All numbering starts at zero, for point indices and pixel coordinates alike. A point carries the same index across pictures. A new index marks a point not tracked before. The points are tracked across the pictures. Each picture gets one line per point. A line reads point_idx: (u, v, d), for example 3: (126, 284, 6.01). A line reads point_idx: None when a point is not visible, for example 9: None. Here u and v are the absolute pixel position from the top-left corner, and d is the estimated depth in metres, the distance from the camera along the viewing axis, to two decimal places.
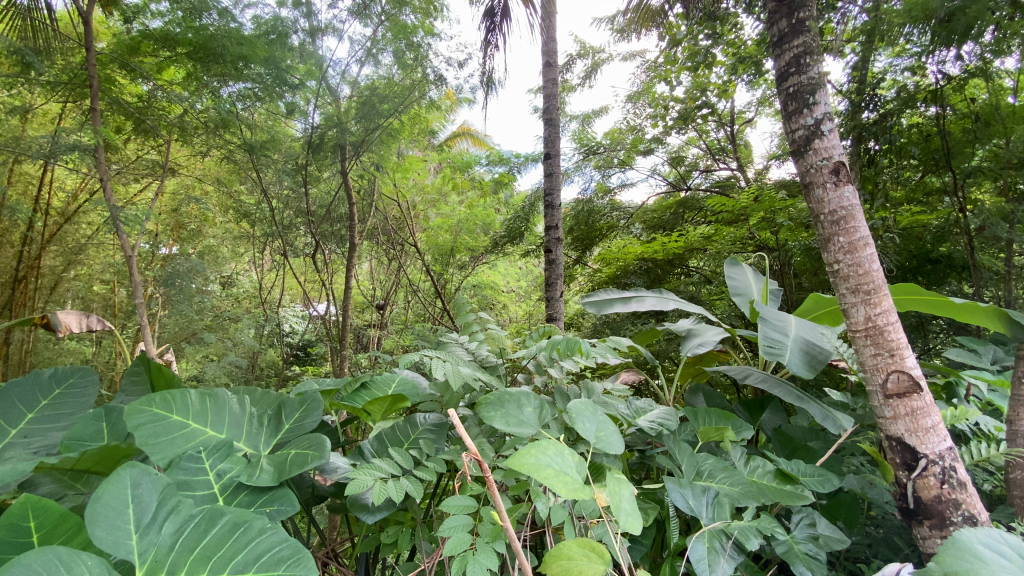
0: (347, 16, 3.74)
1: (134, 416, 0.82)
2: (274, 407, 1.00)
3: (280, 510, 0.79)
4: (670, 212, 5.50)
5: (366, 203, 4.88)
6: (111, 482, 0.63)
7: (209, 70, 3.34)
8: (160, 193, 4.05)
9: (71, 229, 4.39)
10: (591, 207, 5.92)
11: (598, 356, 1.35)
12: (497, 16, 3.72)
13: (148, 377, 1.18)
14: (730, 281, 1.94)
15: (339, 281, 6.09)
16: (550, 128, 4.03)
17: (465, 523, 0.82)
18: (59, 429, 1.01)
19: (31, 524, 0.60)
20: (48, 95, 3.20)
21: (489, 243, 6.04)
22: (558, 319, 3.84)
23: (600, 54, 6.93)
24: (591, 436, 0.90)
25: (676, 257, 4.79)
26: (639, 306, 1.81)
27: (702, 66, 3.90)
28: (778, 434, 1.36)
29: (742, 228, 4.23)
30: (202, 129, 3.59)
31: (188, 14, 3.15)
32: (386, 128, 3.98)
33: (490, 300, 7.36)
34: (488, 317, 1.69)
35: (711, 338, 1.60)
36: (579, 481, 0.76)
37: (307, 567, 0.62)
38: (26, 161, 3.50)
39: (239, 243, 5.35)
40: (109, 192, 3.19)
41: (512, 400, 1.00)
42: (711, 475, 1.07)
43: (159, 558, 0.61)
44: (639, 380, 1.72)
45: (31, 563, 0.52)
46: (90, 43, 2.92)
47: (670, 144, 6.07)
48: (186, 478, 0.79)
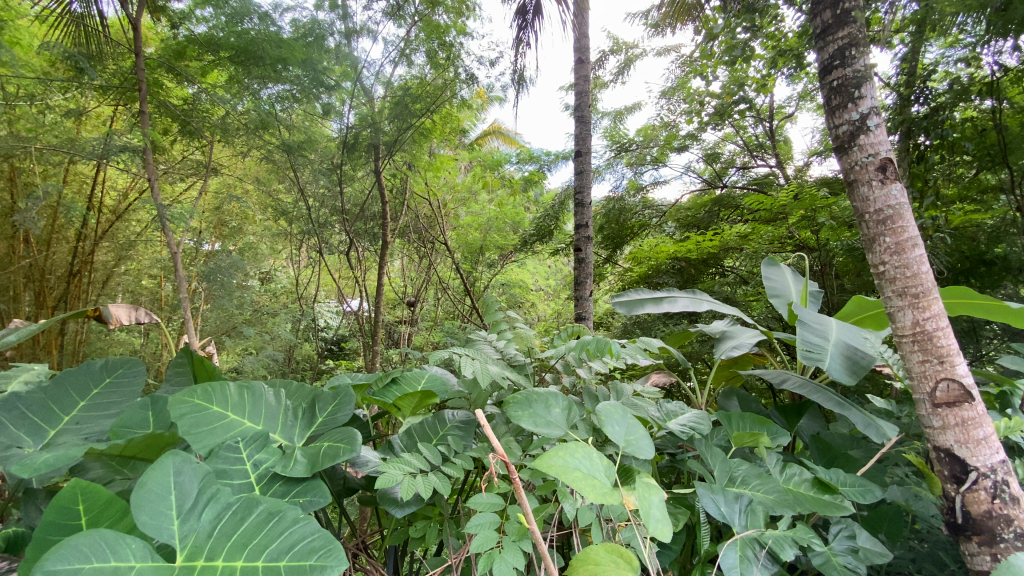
0: (382, 17, 3.81)
1: (177, 406, 0.86)
2: (309, 400, 1.02)
3: (312, 501, 0.81)
4: (705, 210, 5.38)
5: (398, 202, 4.96)
6: (154, 469, 0.66)
7: (250, 72, 3.49)
8: (204, 192, 4.23)
9: (122, 226, 4.62)
10: (623, 206, 5.87)
11: (628, 357, 1.33)
12: (529, 14, 3.72)
13: (191, 368, 1.22)
14: (767, 281, 1.87)
15: (372, 278, 6.22)
16: (582, 126, 4.00)
17: (492, 521, 0.81)
18: (109, 417, 1.08)
19: (80, 507, 0.64)
20: (101, 99, 3.38)
21: (518, 241, 6.10)
22: (587, 318, 3.82)
23: (634, 50, 6.83)
24: (620, 439, 0.88)
25: (710, 257, 4.68)
26: (672, 306, 1.76)
27: (740, 59, 3.79)
28: (817, 441, 1.31)
29: (781, 228, 4.11)
30: (243, 130, 3.73)
31: (231, 18, 3.33)
32: (418, 128, 4.04)
33: (519, 298, 7.36)
34: (516, 316, 1.69)
35: (746, 340, 1.55)
36: (607, 484, 0.75)
37: (339, 557, 0.62)
38: (82, 161, 3.71)
39: (277, 241, 5.52)
40: (156, 191, 3.33)
41: (541, 400, 1.00)
42: (744, 482, 1.04)
43: (198, 543, 0.63)
44: (670, 382, 1.68)
45: (81, 545, 0.55)
46: (140, 48, 3.06)
47: (706, 140, 5.94)
48: (225, 467, 0.81)
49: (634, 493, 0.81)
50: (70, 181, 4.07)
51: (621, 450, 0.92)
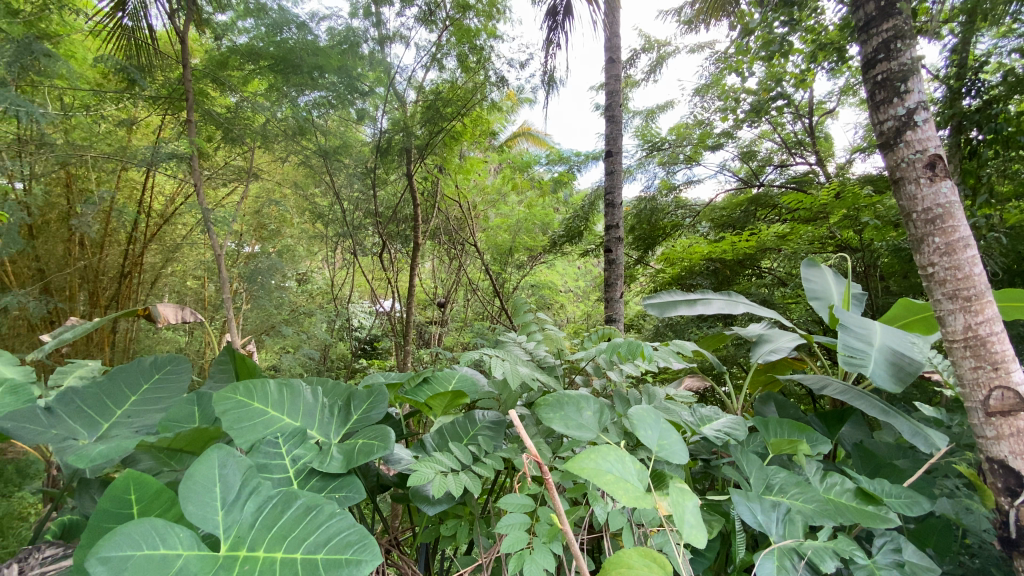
0: (414, 23, 3.90)
1: (221, 402, 0.90)
2: (345, 398, 1.05)
3: (347, 497, 0.84)
4: (741, 209, 5.24)
5: (429, 204, 5.03)
6: (201, 461, 0.68)
7: (289, 80, 3.63)
8: (245, 196, 4.41)
9: (170, 229, 4.82)
10: (655, 206, 5.78)
11: (661, 360, 1.31)
12: (560, 15, 3.70)
13: (233, 366, 1.27)
14: (807, 283, 1.81)
15: (403, 280, 6.32)
16: (613, 126, 3.95)
17: (522, 522, 0.82)
18: (159, 412, 1.14)
19: (132, 497, 0.67)
20: (151, 108, 3.56)
21: (547, 243, 6.13)
22: (617, 320, 3.78)
23: (666, 47, 6.72)
24: (653, 444, 0.87)
25: (746, 258, 4.56)
26: (705, 309, 1.72)
27: (778, 55, 3.67)
28: (859, 449, 1.26)
29: (822, 227, 3.97)
30: (282, 136, 3.84)
31: (271, 29, 3.48)
32: (449, 131, 4.08)
33: (548, 299, 7.36)
34: (546, 317, 1.69)
35: (784, 344, 1.50)
36: (641, 489, 0.74)
37: (373, 552, 0.64)
38: (134, 167, 3.91)
39: (313, 244, 5.66)
40: (201, 196, 3.47)
41: (572, 403, 0.99)
42: (782, 490, 1.01)
43: (241, 533, 0.66)
44: (703, 386, 1.65)
45: (134, 532, 0.58)
46: (186, 60, 3.18)
47: (742, 138, 5.79)
48: (266, 462, 0.84)
49: (668, 498, 0.80)
50: (122, 187, 4.30)
51: (655, 455, 0.90)
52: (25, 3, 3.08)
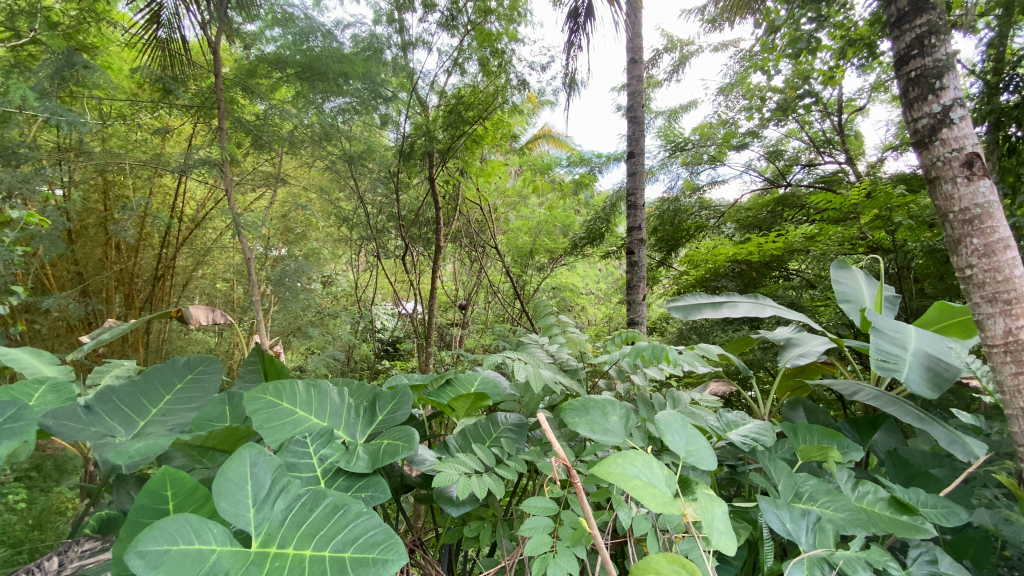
0: (436, 28, 3.94)
1: (251, 402, 0.92)
2: (370, 399, 1.06)
3: (373, 497, 0.85)
4: (767, 210, 5.14)
5: (451, 208, 5.09)
6: (233, 459, 0.70)
7: (316, 87, 3.74)
8: (273, 201, 4.52)
9: (200, 233, 4.93)
10: (678, 207, 5.71)
11: (686, 364, 1.29)
12: (581, 16, 3.69)
13: (262, 367, 1.30)
14: (837, 286, 1.76)
15: (425, 282, 6.39)
16: (635, 126, 3.92)
17: (546, 526, 0.81)
18: (191, 411, 1.18)
19: (169, 493, 0.69)
20: (184, 117, 3.68)
21: (568, 245, 6.11)
22: (640, 323, 3.74)
23: (689, 46, 6.64)
24: (680, 449, 0.85)
25: (773, 259, 4.46)
26: (731, 312, 1.69)
27: (805, 52, 3.59)
28: (893, 457, 1.21)
29: (852, 228, 3.86)
30: (308, 142, 3.91)
31: (297, 38, 3.60)
32: (470, 135, 4.11)
33: (570, 302, 7.31)
34: (568, 320, 1.68)
35: (814, 348, 1.47)
36: (668, 494, 0.73)
37: (400, 552, 0.64)
38: (167, 174, 4.06)
39: (337, 247, 5.76)
40: (232, 201, 3.58)
41: (598, 407, 0.97)
42: (812, 498, 0.98)
43: (271, 530, 0.67)
44: (729, 391, 1.61)
45: (171, 528, 0.60)
46: (218, 69, 3.26)
47: (767, 137, 5.67)
48: (294, 461, 0.86)
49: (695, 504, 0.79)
50: (156, 193, 4.47)
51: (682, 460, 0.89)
52: (65, 17, 3.21)
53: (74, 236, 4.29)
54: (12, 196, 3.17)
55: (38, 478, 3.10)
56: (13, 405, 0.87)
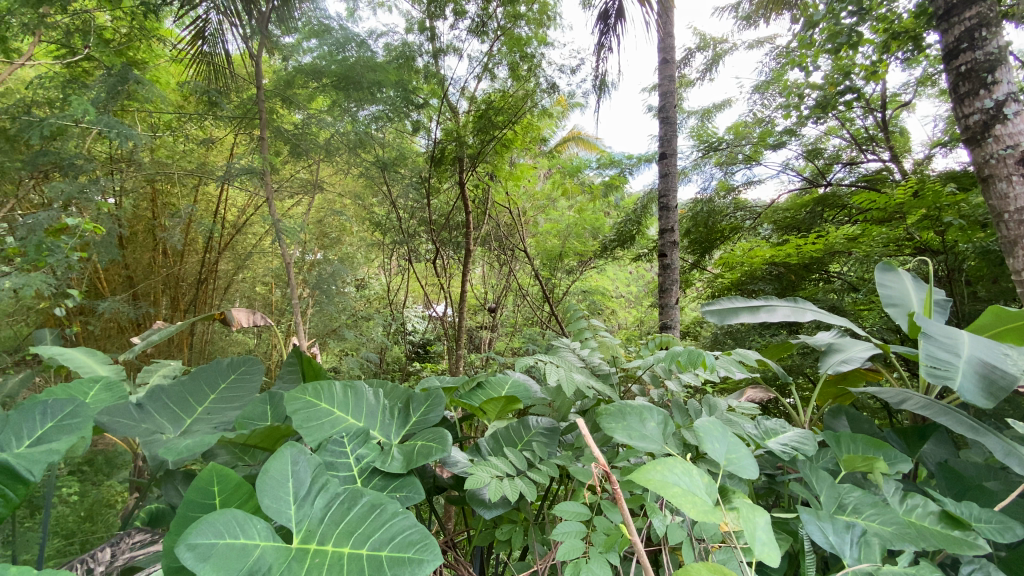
0: (467, 35, 4.07)
1: (292, 402, 0.95)
2: (404, 401, 1.08)
3: (408, 497, 0.86)
4: (806, 210, 4.96)
5: (480, 211, 5.17)
6: (276, 457, 0.73)
7: (350, 96, 3.80)
8: (309, 207, 4.64)
9: (241, 239, 5.09)
10: (712, 208, 5.57)
11: (723, 369, 1.25)
12: (611, 18, 3.67)
13: (300, 368, 1.34)
14: (882, 289, 1.69)
15: (456, 285, 6.44)
16: (667, 127, 3.86)
17: (578, 531, 0.81)
18: (234, 409, 1.22)
19: (215, 489, 0.71)
20: (225, 128, 3.81)
21: (599, 247, 6.00)
22: (673, 327, 3.68)
23: (723, 44, 6.51)
24: (721, 457, 0.83)
25: (813, 261, 4.31)
26: (769, 316, 1.64)
27: (846, 47, 3.46)
28: (944, 469, 1.15)
29: (898, 228, 3.70)
30: (344, 150, 3.87)
31: (333, 49, 3.67)
32: (500, 139, 4.17)
33: (600, 305, 7.23)
34: (600, 324, 1.67)
35: (858, 354, 1.41)
36: (709, 503, 0.71)
37: (435, 552, 0.65)
38: (211, 181, 4.24)
39: (370, 251, 5.87)
40: (273, 207, 3.69)
41: (635, 413, 0.95)
42: (856, 510, 0.94)
43: (311, 528, 0.69)
44: (767, 397, 1.57)
45: (218, 523, 0.62)
46: (259, 81, 3.36)
47: (806, 135, 5.49)
48: (333, 460, 0.88)
49: (735, 514, 0.77)
50: (200, 200, 4.67)
51: (722, 468, 0.87)
52: (117, 34, 3.37)
53: (126, 242, 4.52)
54: (69, 205, 3.36)
55: (90, 471, 3.25)
56: (70, 402, 0.94)
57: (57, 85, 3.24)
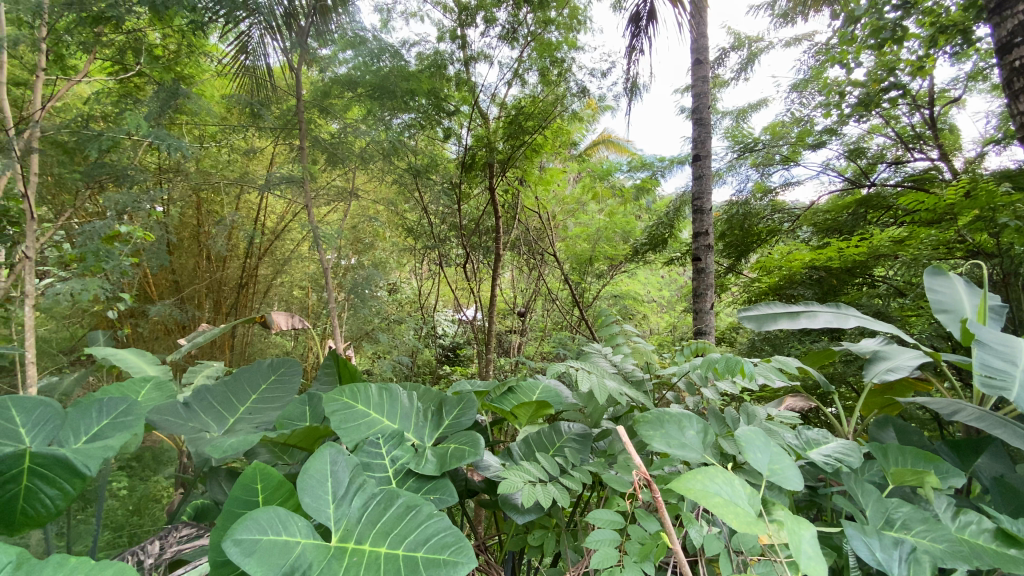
0: (497, 42, 4.14)
1: (330, 403, 0.97)
2: (437, 404, 1.10)
3: (441, 499, 0.87)
4: (848, 212, 4.78)
5: (510, 216, 5.25)
6: (316, 457, 0.75)
7: (385, 106, 3.86)
8: (345, 214, 4.77)
9: (280, 245, 5.25)
10: (748, 210, 5.43)
11: (761, 377, 1.22)
12: (643, 20, 3.65)
13: (337, 369, 1.37)
14: (932, 294, 1.60)
15: (486, 290, 6.47)
16: (700, 129, 3.79)
17: (612, 539, 0.80)
18: (275, 409, 1.26)
19: (259, 486, 0.74)
20: (265, 138, 3.95)
21: (629, 251, 5.88)
22: (708, 332, 3.60)
23: (759, 43, 6.34)
24: (763, 467, 0.81)
25: (857, 265, 4.15)
26: (810, 322, 1.58)
27: (890, 42, 3.33)
28: (1000, 485, 1.09)
29: (948, 230, 3.53)
30: (379, 157, 3.96)
31: (367, 59, 3.68)
32: (530, 144, 4.28)
33: (632, 310, 7.15)
34: (633, 329, 1.66)
35: (906, 362, 1.34)
36: (752, 514, 0.69)
37: (469, 556, 0.66)
38: (252, 190, 4.42)
39: (402, 256, 5.97)
40: (311, 214, 3.80)
41: (673, 421, 0.93)
42: (905, 526, 0.90)
43: (349, 527, 0.71)
44: (807, 405, 1.51)
45: (262, 519, 0.64)
46: (299, 91, 3.45)
47: (848, 134, 5.30)
48: (369, 460, 0.91)
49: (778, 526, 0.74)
50: (242, 208, 4.86)
51: (764, 479, 0.85)
52: (165, 51, 3.53)
53: (173, 248, 4.74)
54: (122, 214, 3.56)
55: (138, 467, 3.41)
56: (124, 401, 0.98)
57: (112, 101, 3.44)
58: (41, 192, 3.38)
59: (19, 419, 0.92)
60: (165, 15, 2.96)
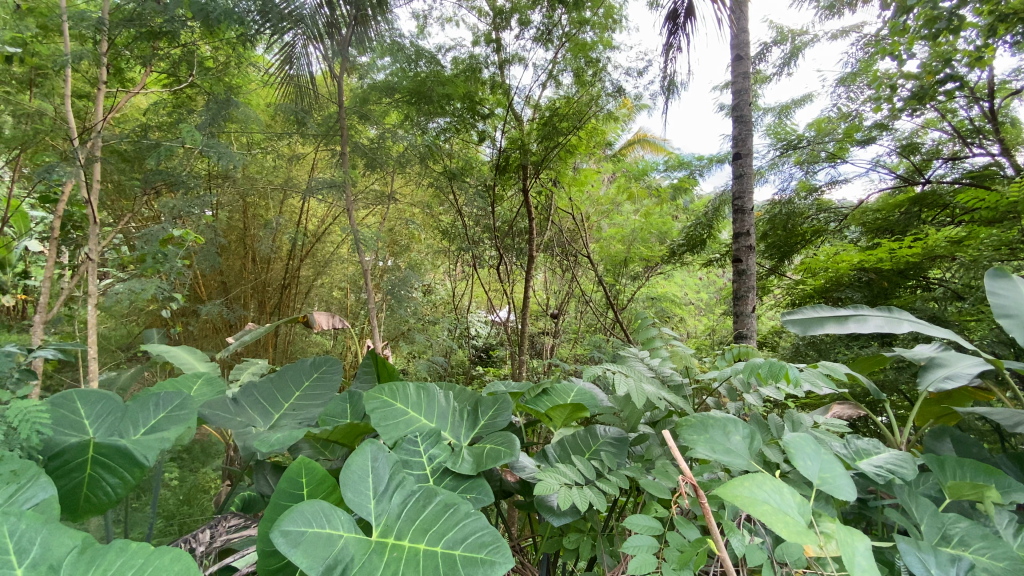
0: (532, 44, 4.15)
1: (370, 401, 1.00)
2: (472, 404, 1.11)
3: (477, 498, 0.88)
4: (901, 211, 4.56)
5: (544, 218, 5.28)
6: (358, 454, 0.77)
7: (422, 110, 3.99)
8: (383, 217, 4.89)
9: (321, 247, 5.42)
10: (792, 210, 5.23)
11: (807, 383, 1.17)
12: (681, 17, 3.57)
13: (375, 369, 1.40)
14: (994, 297, 1.50)
15: (519, 291, 6.48)
16: (741, 126, 3.67)
17: (650, 545, 0.78)
18: (317, 406, 1.30)
19: (304, 481, 0.77)
20: (307, 144, 4.09)
21: (666, 252, 5.67)
22: (749, 337, 3.48)
23: (803, 37, 6.11)
24: (813, 477, 0.79)
25: (910, 267, 3.93)
26: (859, 326, 1.51)
27: (946, 32, 3.16)
28: None
29: (1012, 229, 3.31)
30: (416, 161, 4.02)
31: (406, 66, 3.79)
32: (564, 145, 4.29)
33: (668, 312, 7.01)
34: (672, 333, 1.62)
35: (965, 370, 1.27)
36: (802, 523, 0.67)
37: (506, 555, 0.67)
38: (295, 195, 4.59)
39: (437, 258, 6.04)
40: (351, 217, 3.88)
41: (718, 426, 0.91)
42: (963, 543, 0.85)
43: (389, 523, 0.72)
44: (856, 413, 1.44)
45: (309, 513, 0.66)
46: (340, 98, 3.46)
47: (900, 128, 5.04)
48: (407, 458, 0.92)
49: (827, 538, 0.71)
50: (286, 211, 5.05)
51: (814, 488, 0.82)
52: (215, 63, 3.60)
53: (222, 250, 4.96)
54: (176, 218, 3.77)
55: (188, 459, 3.58)
56: (178, 395, 1.03)
57: (167, 111, 3.67)
58: (103, 197, 3.63)
59: (84, 411, 1.00)
60: (215, 28, 3.10)
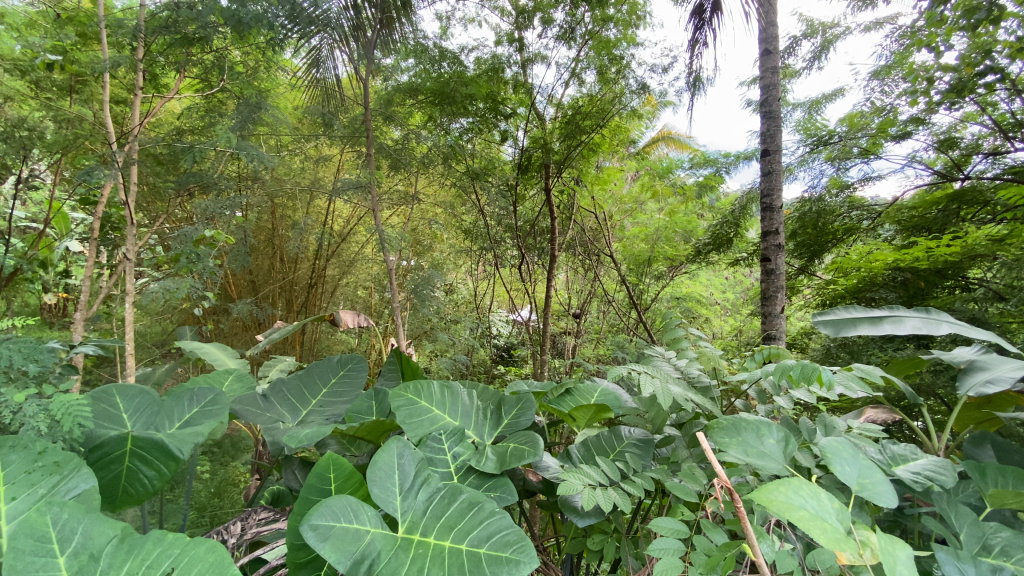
0: (554, 42, 4.14)
1: (395, 398, 1.01)
2: (495, 403, 1.11)
3: (501, 497, 0.88)
4: (938, 208, 4.39)
5: (566, 217, 5.28)
6: (384, 451, 0.78)
7: (445, 111, 4.04)
8: (407, 217, 4.96)
9: (347, 247, 5.52)
10: (822, 207, 5.09)
11: (840, 385, 1.14)
12: (707, 12, 3.50)
13: (400, 367, 1.42)
14: None
15: (540, 290, 6.48)
16: (769, 122, 3.57)
17: (676, 548, 0.77)
18: (343, 402, 1.33)
19: (331, 476, 0.78)
20: (334, 146, 4.18)
21: (691, 252, 5.58)
22: (777, 337, 3.40)
23: (834, 29, 5.93)
24: (850, 482, 0.77)
25: (948, 266, 3.78)
26: (895, 327, 1.45)
27: (986, 22, 3.02)
28: None
29: None
30: (440, 161, 4.06)
31: (429, 67, 3.81)
32: (587, 143, 4.29)
33: (693, 312, 6.91)
34: (699, 333, 1.59)
35: (1007, 373, 1.21)
36: (841, 530, 0.65)
37: (530, 555, 0.68)
38: (322, 196, 4.69)
39: (459, 257, 6.07)
40: (376, 217, 3.94)
41: (750, 428, 0.90)
42: (1007, 554, 0.81)
43: (415, 519, 0.73)
44: (892, 418, 1.39)
45: (338, 507, 0.68)
46: (366, 101, 3.50)
47: (937, 123, 4.83)
48: (432, 455, 0.93)
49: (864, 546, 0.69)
50: (313, 211, 5.16)
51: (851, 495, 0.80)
52: (245, 67, 3.69)
53: (252, 250, 5.10)
54: (209, 219, 3.89)
55: (219, 453, 3.70)
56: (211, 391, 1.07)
57: (199, 114, 3.77)
58: (140, 199, 3.76)
59: (122, 405, 1.04)
60: (246, 34, 3.17)
